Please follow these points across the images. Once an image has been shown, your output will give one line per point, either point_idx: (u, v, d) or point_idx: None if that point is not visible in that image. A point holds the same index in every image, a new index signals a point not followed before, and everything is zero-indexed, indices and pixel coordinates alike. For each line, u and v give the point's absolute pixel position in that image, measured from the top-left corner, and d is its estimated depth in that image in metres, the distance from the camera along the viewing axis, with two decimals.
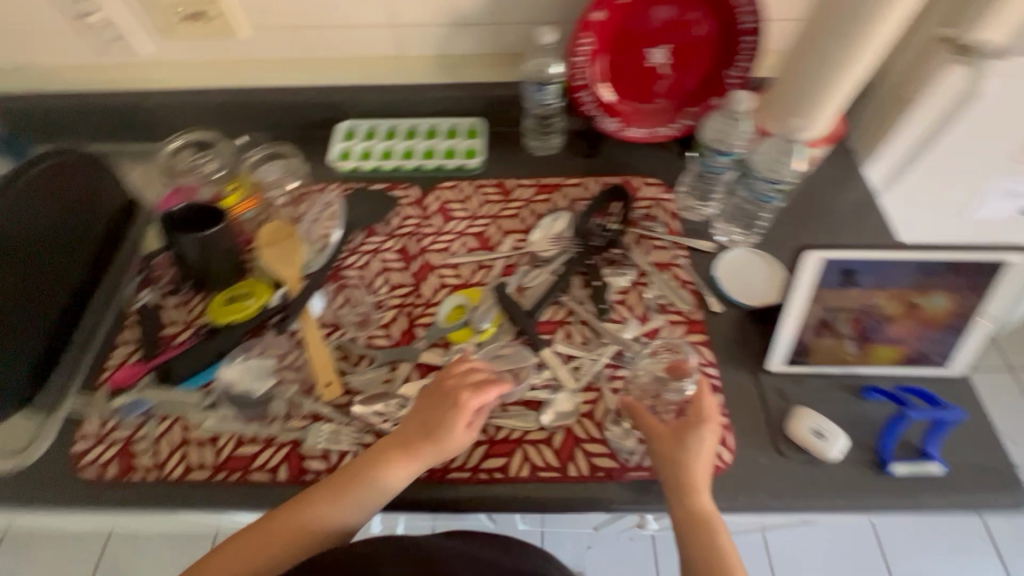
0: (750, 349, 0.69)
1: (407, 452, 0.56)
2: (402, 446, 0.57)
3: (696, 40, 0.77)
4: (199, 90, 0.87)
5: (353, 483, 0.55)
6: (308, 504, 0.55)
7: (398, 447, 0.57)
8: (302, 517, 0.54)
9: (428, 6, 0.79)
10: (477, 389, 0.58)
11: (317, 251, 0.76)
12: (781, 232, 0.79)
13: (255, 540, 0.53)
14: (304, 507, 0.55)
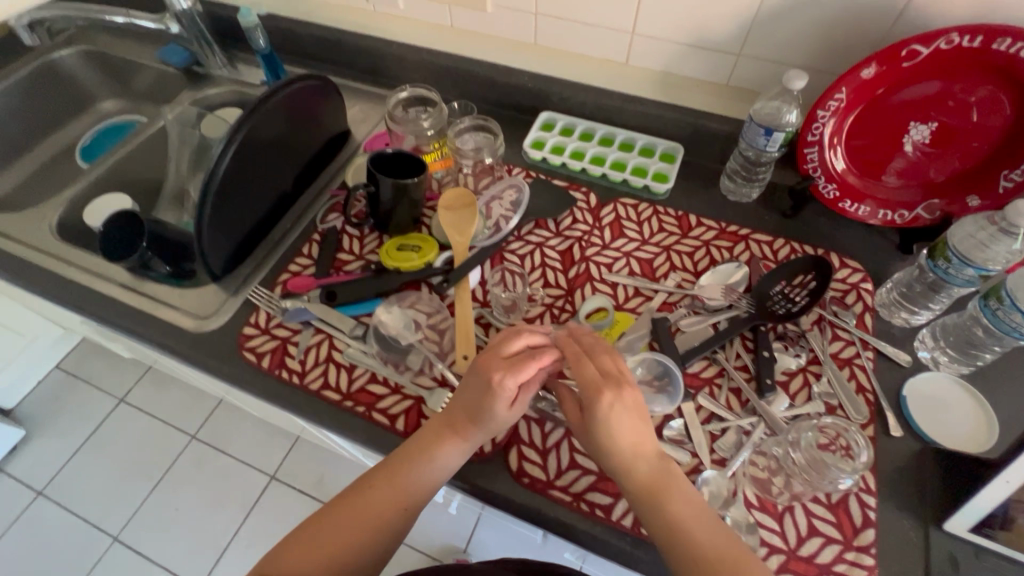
0: (925, 494, 0.58)
1: (452, 433, 0.55)
2: (469, 400, 0.55)
3: (979, 126, 0.65)
4: (431, 50, 0.94)
5: (428, 443, 0.55)
6: (400, 469, 0.54)
7: (448, 422, 0.56)
8: (397, 482, 0.54)
9: (673, 21, 0.76)
10: (585, 362, 0.53)
11: (488, 228, 0.78)
12: (1004, 373, 0.66)
13: (354, 506, 0.53)
14: (395, 472, 0.54)
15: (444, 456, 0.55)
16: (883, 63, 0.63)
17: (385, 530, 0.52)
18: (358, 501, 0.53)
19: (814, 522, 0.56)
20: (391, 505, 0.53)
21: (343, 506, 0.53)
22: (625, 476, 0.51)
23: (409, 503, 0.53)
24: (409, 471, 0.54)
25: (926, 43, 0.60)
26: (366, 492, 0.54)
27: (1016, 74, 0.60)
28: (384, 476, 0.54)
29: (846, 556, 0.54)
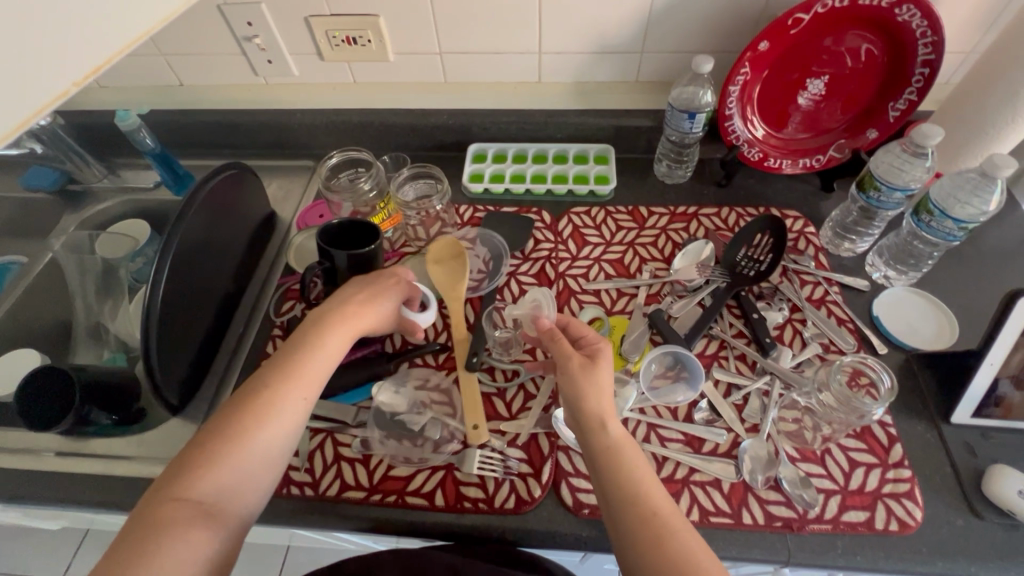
0: (926, 397, 0.64)
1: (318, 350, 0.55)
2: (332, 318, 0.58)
3: (861, 72, 0.74)
4: (340, 110, 0.90)
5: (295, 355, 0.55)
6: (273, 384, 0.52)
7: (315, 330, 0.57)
8: (269, 396, 0.51)
9: (577, 33, 0.79)
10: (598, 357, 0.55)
11: (477, 273, 0.78)
12: (941, 272, 0.75)
13: (226, 430, 0.49)
14: (248, 388, 0.52)
15: (311, 364, 0.54)
16: (774, 34, 0.69)
17: (259, 452, 0.49)
18: (229, 426, 0.50)
19: (852, 455, 0.59)
20: (263, 424, 0.50)
21: (216, 432, 0.49)
22: (636, 506, 0.47)
23: (278, 416, 0.51)
24: (285, 382, 0.53)
25: (806, 10, 0.67)
26: (234, 416, 0.50)
27: (880, 23, 0.68)
28: (254, 395, 0.52)
29: (888, 476, 0.58)
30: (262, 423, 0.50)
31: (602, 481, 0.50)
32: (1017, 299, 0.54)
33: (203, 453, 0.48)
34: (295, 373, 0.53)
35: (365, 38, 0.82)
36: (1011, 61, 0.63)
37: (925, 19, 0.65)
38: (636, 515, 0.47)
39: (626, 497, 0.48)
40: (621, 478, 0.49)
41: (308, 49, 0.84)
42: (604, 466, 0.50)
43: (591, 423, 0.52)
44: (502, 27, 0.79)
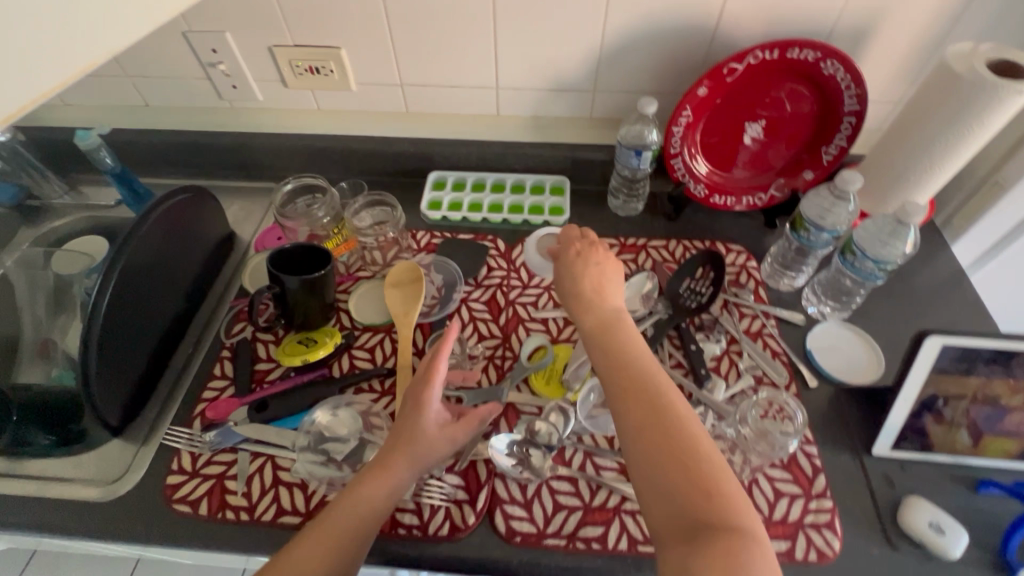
0: (851, 429, 0.67)
1: (404, 449, 0.55)
2: (404, 445, 0.55)
3: (795, 118, 0.78)
4: (303, 135, 0.92)
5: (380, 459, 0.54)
6: (357, 491, 0.53)
7: (399, 437, 0.55)
8: (369, 492, 0.52)
9: (532, 71, 0.83)
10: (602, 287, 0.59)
11: (431, 299, 0.79)
12: (871, 308, 0.79)
13: (314, 538, 0.50)
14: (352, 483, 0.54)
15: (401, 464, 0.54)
16: (712, 81, 0.73)
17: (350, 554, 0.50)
18: (330, 516, 0.51)
19: (778, 485, 0.61)
20: (347, 533, 0.50)
21: (303, 540, 0.50)
22: (669, 428, 0.46)
23: (365, 520, 0.51)
24: (372, 489, 0.53)
25: (740, 60, 0.71)
26: (324, 524, 0.51)
27: (811, 73, 0.73)
28: (347, 497, 0.52)
29: (811, 506, 0.60)
30: (349, 528, 0.51)
31: (630, 409, 0.48)
32: (924, 339, 0.57)
33: (312, 541, 0.50)
34: (382, 479, 0.53)
35: (328, 68, 0.84)
36: (929, 113, 0.67)
37: (849, 73, 0.70)
38: (671, 446, 0.45)
39: (661, 427, 0.46)
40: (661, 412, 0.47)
41: (272, 77, 0.87)
42: (628, 386, 0.50)
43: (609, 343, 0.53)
44: (461, 62, 0.82)
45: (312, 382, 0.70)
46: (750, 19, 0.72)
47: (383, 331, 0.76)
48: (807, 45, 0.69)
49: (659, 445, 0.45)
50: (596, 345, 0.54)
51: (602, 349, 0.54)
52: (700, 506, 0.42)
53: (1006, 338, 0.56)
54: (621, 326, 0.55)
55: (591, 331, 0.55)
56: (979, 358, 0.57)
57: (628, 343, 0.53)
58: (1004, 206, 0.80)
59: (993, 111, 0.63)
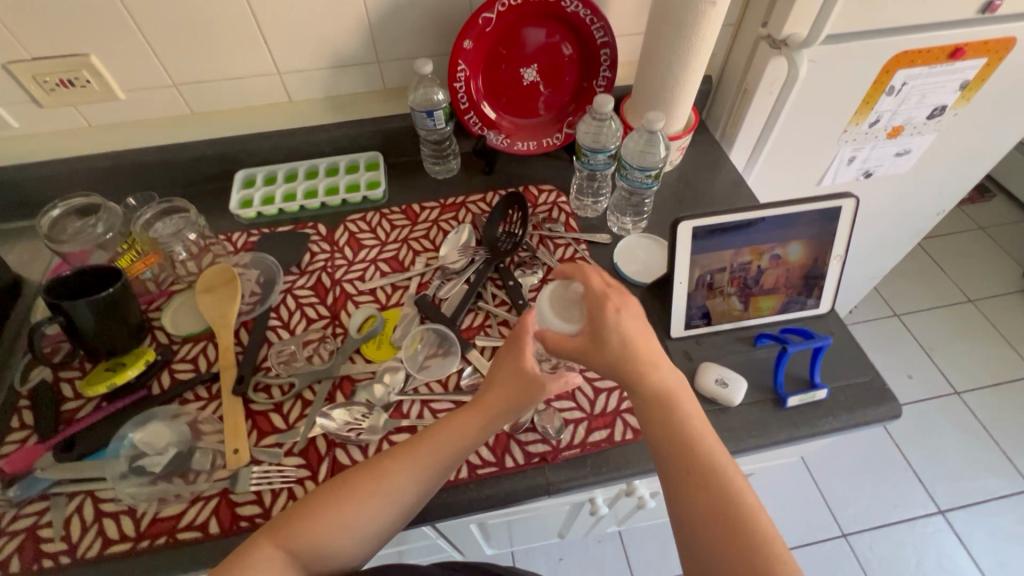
0: (655, 321, 0.75)
1: (486, 410, 0.55)
2: (446, 429, 0.54)
3: (562, 59, 0.84)
4: (81, 157, 0.85)
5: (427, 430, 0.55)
6: (379, 465, 0.52)
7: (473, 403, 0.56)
8: (382, 464, 0.52)
9: (309, 50, 0.82)
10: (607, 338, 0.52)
11: (251, 296, 0.77)
12: (664, 216, 0.88)
13: (337, 487, 0.51)
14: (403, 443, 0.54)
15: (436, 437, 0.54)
16: (473, 33, 0.78)
17: (366, 512, 0.50)
18: (347, 476, 0.52)
19: (596, 384, 0.68)
20: (369, 488, 0.51)
21: (330, 488, 0.51)
22: (699, 504, 0.44)
23: (376, 500, 0.50)
24: (396, 452, 0.53)
25: (490, 9, 0.76)
26: (350, 476, 0.52)
27: (558, 13, 0.79)
28: (373, 462, 0.53)
29: (625, 394, 0.68)
30: (370, 489, 0.51)
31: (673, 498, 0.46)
32: (678, 226, 0.66)
33: (335, 489, 0.51)
34: (401, 455, 0.53)
35: (83, 79, 0.78)
36: (659, 34, 0.76)
37: (588, 8, 0.77)
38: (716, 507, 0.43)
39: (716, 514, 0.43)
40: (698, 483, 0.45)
41: (20, 98, 0.79)
42: (671, 462, 0.47)
43: (652, 407, 0.50)
44: (231, 52, 0.80)
45: (128, 407, 0.66)
46: None
47: (204, 338, 0.74)
48: None
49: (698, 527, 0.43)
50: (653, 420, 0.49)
51: (651, 415, 0.50)
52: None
53: (738, 211, 0.67)
54: (652, 380, 0.50)
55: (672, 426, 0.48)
56: (724, 230, 0.67)
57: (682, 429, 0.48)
58: (755, 107, 0.92)
59: (700, 23, 0.73)
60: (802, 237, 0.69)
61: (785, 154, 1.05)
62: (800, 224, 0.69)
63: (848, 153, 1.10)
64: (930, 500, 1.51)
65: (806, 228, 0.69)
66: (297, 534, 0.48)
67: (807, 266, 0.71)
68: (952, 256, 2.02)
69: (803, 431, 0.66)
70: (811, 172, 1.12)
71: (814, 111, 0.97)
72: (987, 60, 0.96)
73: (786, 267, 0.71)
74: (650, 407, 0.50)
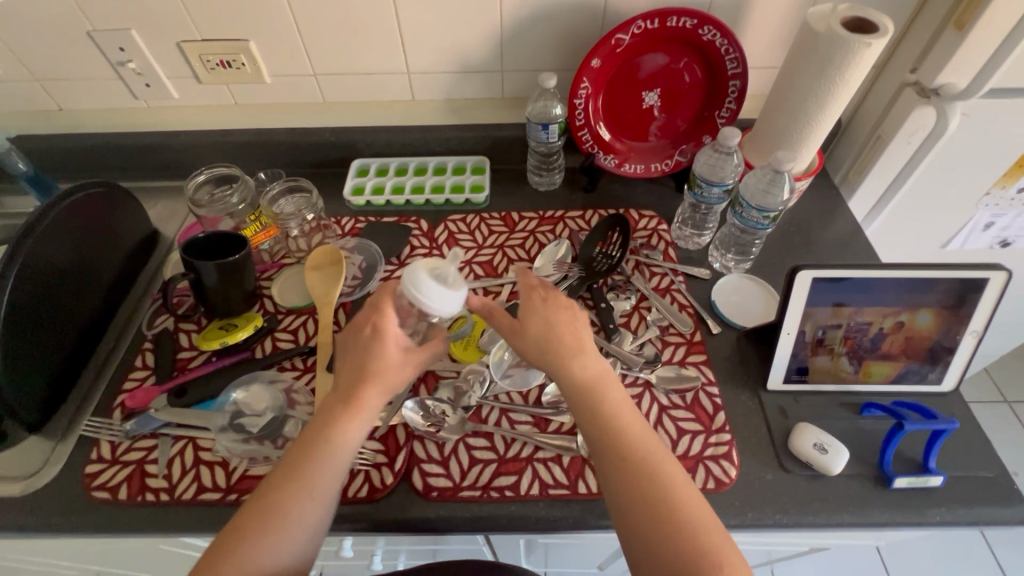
0: (751, 369, 0.71)
1: (353, 404, 0.53)
2: (318, 429, 0.53)
3: (687, 87, 0.83)
4: (223, 131, 0.94)
5: (321, 426, 0.53)
6: (300, 464, 0.52)
7: (341, 398, 0.54)
8: (296, 472, 0.51)
9: (439, 54, 0.85)
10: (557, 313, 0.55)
11: (353, 279, 0.81)
12: (770, 260, 0.84)
13: (257, 509, 0.50)
14: (292, 452, 0.53)
15: (343, 432, 0.53)
16: (603, 52, 0.78)
17: (293, 519, 0.49)
18: (264, 492, 0.51)
19: (681, 424, 0.66)
20: (298, 501, 0.50)
21: (249, 517, 0.49)
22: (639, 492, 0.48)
23: (319, 494, 0.51)
24: (309, 455, 0.52)
25: (625, 30, 0.76)
26: (265, 496, 0.50)
27: (693, 40, 0.77)
28: (285, 475, 0.51)
29: (711, 440, 0.64)
30: (298, 503, 0.50)
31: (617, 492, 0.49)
32: (796, 274, 0.62)
33: (248, 511, 0.50)
34: (305, 460, 0.52)
35: (239, 62, 0.86)
36: (799, 72, 0.73)
37: (726, 38, 0.75)
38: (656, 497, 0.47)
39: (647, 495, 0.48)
40: (598, 393, 0.52)
41: (184, 73, 0.88)
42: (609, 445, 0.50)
43: (580, 387, 0.53)
44: (370, 49, 0.85)
45: (233, 366, 0.71)
46: None
47: (307, 313, 0.78)
48: (684, 13, 0.74)
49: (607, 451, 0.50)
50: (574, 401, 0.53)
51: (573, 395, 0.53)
52: (647, 503, 0.47)
53: (865, 268, 0.62)
54: (580, 358, 0.53)
55: (603, 403, 0.52)
56: (845, 286, 0.63)
57: (612, 412, 0.52)
58: (888, 157, 0.86)
59: (850, 66, 0.69)
60: (934, 306, 0.63)
61: (911, 210, 0.97)
62: (935, 292, 0.63)
63: (986, 218, 1.00)
64: None
65: (941, 297, 0.63)
66: (240, 554, 0.47)
67: (934, 337, 0.65)
68: None
69: (907, 518, 0.60)
70: (937, 233, 1.02)
71: (955, 168, 0.89)
72: None
73: (910, 335, 0.65)
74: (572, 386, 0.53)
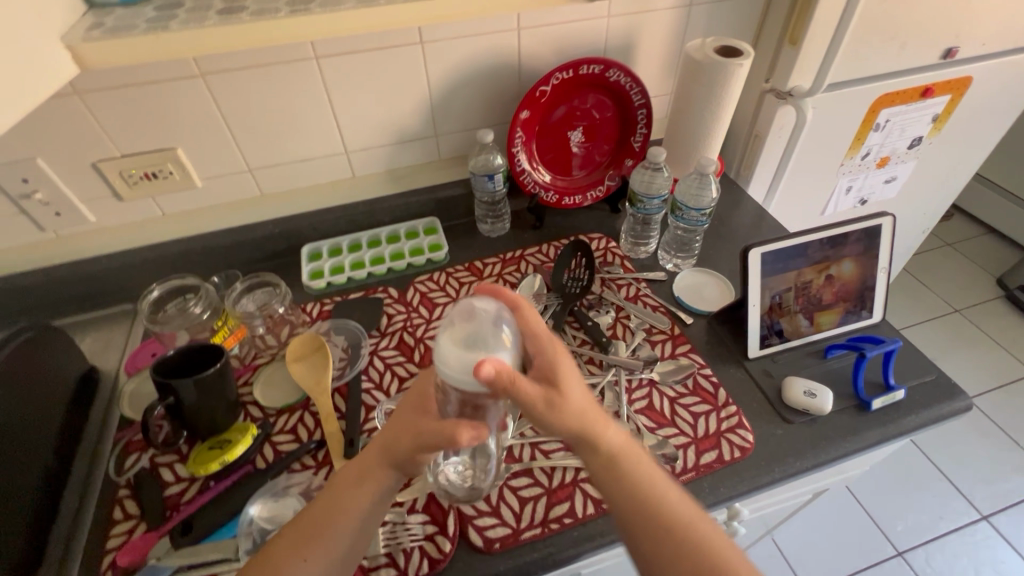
0: (730, 346, 0.80)
1: (367, 469, 0.53)
2: (327, 496, 0.53)
3: (603, 121, 0.94)
4: (154, 246, 0.88)
5: (333, 490, 0.53)
6: (305, 524, 0.52)
7: (359, 461, 0.54)
8: (302, 533, 0.52)
9: (374, 129, 0.89)
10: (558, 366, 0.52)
11: (340, 361, 0.79)
12: (709, 251, 0.96)
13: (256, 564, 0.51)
14: (302, 514, 0.53)
15: (348, 498, 0.53)
16: (530, 104, 0.87)
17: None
18: (267, 549, 0.52)
19: (693, 408, 0.72)
20: (292, 561, 0.50)
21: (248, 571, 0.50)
22: (666, 550, 0.48)
23: (311, 556, 0.50)
24: (318, 516, 0.52)
25: (546, 83, 0.85)
26: (267, 553, 0.51)
27: (602, 82, 0.89)
28: (292, 533, 0.52)
29: (723, 415, 0.71)
30: (294, 563, 0.50)
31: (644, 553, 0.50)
32: (749, 253, 0.72)
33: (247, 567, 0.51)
34: (313, 522, 0.52)
35: (166, 172, 0.82)
36: (693, 95, 0.87)
37: (629, 77, 0.88)
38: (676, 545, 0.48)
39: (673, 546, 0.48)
40: (618, 465, 0.52)
41: (102, 193, 0.82)
42: (631, 514, 0.50)
43: (605, 456, 0.52)
44: (307, 136, 0.86)
45: (238, 483, 0.65)
46: (544, 50, 0.87)
47: (300, 407, 0.74)
48: (592, 62, 0.85)
49: (622, 494, 0.51)
50: (598, 475, 0.53)
51: (597, 463, 0.53)
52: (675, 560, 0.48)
53: (795, 237, 0.74)
54: (603, 428, 0.52)
55: (630, 475, 0.52)
56: (785, 254, 0.74)
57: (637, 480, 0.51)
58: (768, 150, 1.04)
59: (732, 85, 0.83)
60: (851, 254, 0.77)
61: (793, 189, 1.16)
62: (849, 244, 0.77)
63: (845, 184, 1.23)
64: (972, 507, 1.53)
65: (854, 246, 0.77)
66: None
67: (858, 280, 0.79)
68: (929, 273, 2.19)
69: (892, 432, 0.70)
70: (815, 204, 1.24)
71: (817, 149, 1.09)
72: (951, 96, 1.12)
73: (841, 283, 0.78)
74: (598, 459, 0.52)
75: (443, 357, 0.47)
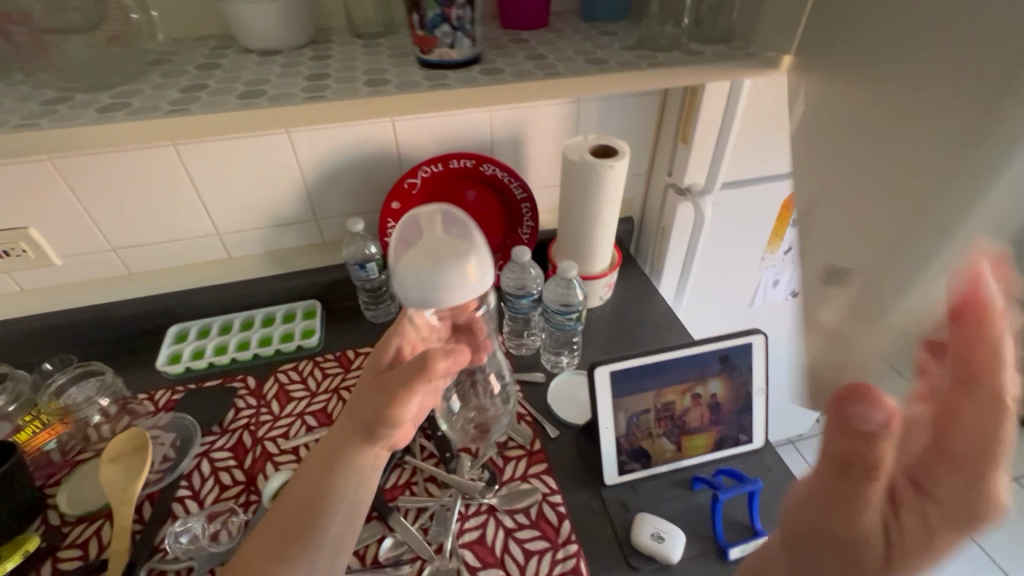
0: (591, 466, 0.73)
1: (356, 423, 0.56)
2: (331, 449, 0.56)
3: (489, 213, 0.91)
4: (10, 322, 0.85)
5: (337, 447, 0.56)
6: (320, 476, 0.54)
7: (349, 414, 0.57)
8: (320, 488, 0.53)
9: (246, 213, 0.87)
10: None
11: (162, 463, 0.73)
12: (598, 351, 0.90)
13: (281, 523, 0.52)
14: (318, 463, 0.55)
15: (357, 450, 0.56)
16: (399, 196, 0.85)
17: (322, 527, 0.52)
18: (285, 509, 0.53)
19: (527, 545, 0.63)
20: (325, 508, 0.53)
21: (273, 533, 0.52)
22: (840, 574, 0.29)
23: (334, 504, 0.53)
24: (331, 464, 0.55)
25: (414, 176, 0.85)
26: (289, 509, 0.53)
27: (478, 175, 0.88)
28: (304, 492, 0.53)
29: (558, 556, 0.62)
30: (323, 515, 0.52)
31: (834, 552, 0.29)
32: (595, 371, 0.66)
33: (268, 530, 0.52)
34: (322, 474, 0.54)
35: (18, 250, 0.80)
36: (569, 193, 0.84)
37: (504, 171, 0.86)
38: None
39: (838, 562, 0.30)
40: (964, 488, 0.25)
41: None
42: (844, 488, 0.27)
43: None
44: (172, 217, 0.84)
45: None
46: (421, 141, 0.86)
47: (102, 516, 0.67)
48: (461, 156, 0.84)
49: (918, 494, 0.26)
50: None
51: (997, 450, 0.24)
52: None
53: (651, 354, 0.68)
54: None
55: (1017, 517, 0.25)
56: (641, 372, 0.68)
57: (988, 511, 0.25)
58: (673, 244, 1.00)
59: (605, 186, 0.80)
60: (720, 374, 0.71)
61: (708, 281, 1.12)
62: (716, 363, 0.70)
63: (771, 277, 1.17)
64: None
65: (723, 365, 0.70)
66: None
67: (731, 401, 0.72)
68: None
69: None
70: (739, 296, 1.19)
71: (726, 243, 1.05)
72: None
73: (711, 405, 0.71)
74: None
75: (406, 283, 0.48)
